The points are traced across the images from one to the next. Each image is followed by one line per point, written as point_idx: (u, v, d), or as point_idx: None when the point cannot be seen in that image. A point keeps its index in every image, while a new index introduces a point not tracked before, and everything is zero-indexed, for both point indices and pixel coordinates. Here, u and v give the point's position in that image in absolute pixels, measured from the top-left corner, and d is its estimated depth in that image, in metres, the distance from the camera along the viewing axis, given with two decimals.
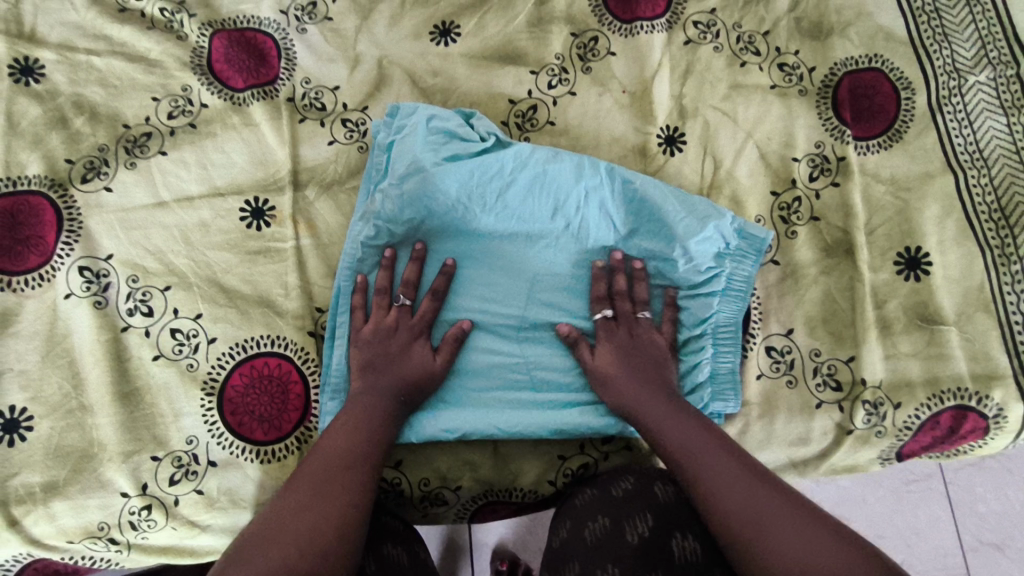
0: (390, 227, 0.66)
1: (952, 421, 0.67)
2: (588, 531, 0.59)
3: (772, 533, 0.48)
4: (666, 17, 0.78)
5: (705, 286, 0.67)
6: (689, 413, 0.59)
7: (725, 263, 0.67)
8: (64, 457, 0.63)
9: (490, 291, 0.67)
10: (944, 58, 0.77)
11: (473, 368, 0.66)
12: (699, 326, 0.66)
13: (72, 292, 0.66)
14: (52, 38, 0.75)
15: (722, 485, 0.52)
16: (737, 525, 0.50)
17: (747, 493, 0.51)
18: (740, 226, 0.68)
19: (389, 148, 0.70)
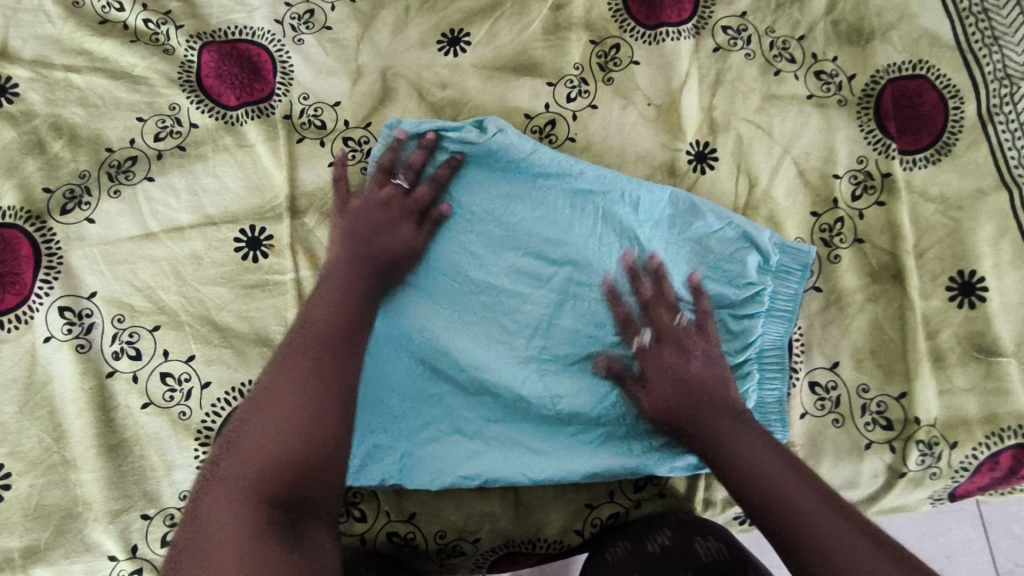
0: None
1: (1013, 461, 0.62)
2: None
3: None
4: (693, 22, 0.72)
5: (746, 306, 0.62)
6: (768, 441, 0.53)
7: (768, 280, 0.62)
8: (46, 518, 0.57)
9: (507, 313, 0.62)
10: (994, 63, 0.71)
11: (494, 400, 0.61)
12: (742, 351, 0.61)
13: (52, 334, 0.61)
14: (26, 54, 0.69)
15: (816, 527, 0.46)
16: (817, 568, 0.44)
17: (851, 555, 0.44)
18: (780, 241, 0.63)
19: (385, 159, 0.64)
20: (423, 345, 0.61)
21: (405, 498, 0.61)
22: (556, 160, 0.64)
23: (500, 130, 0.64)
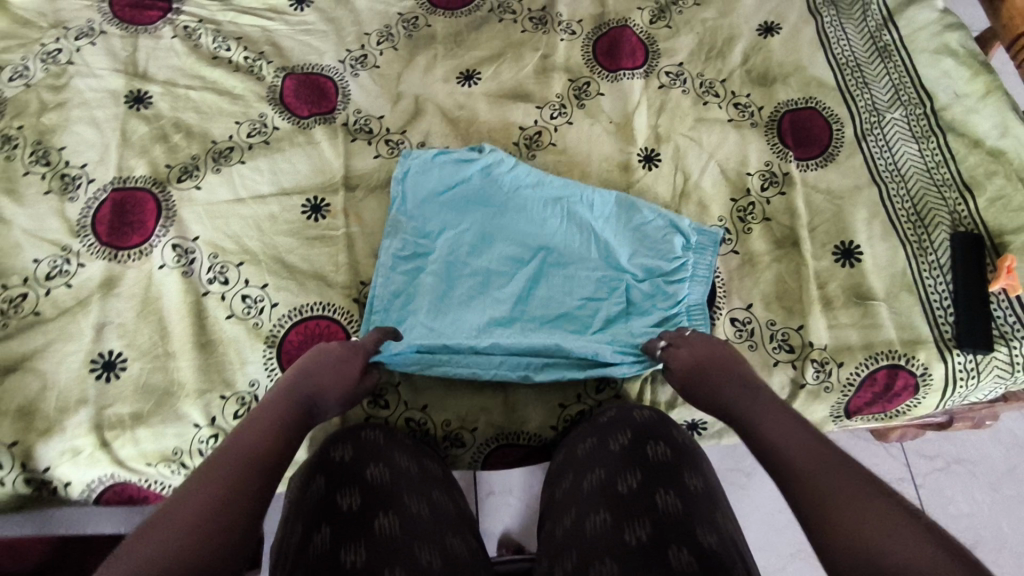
0: (415, 243, 0.85)
1: (887, 378, 0.80)
2: (579, 448, 0.71)
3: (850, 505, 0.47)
4: (643, 68, 0.99)
5: (675, 274, 0.83)
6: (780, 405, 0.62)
7: (688, 254, 0.84)
8: (150, 393, 0.75)
9: (495, 290, 0.83)
10: (866, 100, 0.97)
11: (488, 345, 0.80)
12: (673, 306, 0.82)
13: (165, 263, 0.82)
14: (159, 77, 0.95)
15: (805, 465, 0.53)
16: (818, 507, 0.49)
17: (845, 477, 0.50)
18: (698, 226, 0.85)
19: (404, 180, 0.88)
20: (432, 306, 0.82)
21: (420, 394, 0.80)
22: (528, 176, 0.88)
23: (492, 150, 0.89)
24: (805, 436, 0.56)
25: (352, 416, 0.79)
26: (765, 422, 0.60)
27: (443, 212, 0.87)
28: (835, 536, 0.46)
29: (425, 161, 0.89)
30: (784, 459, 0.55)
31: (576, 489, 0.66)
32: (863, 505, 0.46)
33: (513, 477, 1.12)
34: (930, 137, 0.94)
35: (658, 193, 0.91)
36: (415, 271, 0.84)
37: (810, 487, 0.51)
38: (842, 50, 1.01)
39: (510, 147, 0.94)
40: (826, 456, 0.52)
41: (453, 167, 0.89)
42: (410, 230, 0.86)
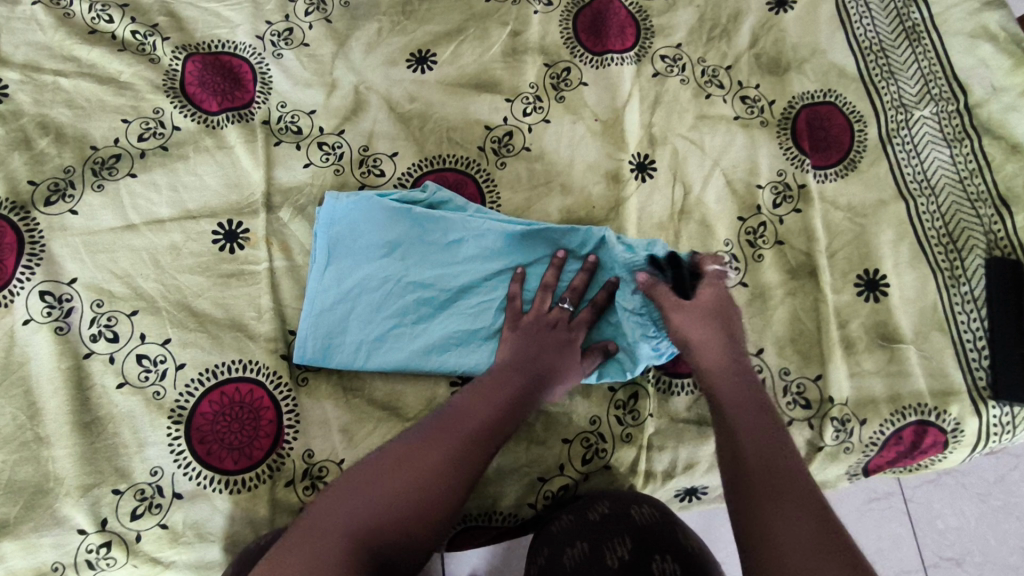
0: (364, 308, 0.68)
1: (914, 436, 0.70)
2: (566, 556, 0.58)
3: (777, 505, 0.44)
4: (634, 51, 0.82)
5: None
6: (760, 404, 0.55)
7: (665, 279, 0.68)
8: (17, 493, 0.59)
9: (469, 335, 0.68)
10: (891, 93, 0.82)
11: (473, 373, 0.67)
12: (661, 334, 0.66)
13: (31, 317, 0.64)
14: (17, 58, 0.73)
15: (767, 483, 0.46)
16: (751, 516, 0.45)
17: (787, 492, 0.45)
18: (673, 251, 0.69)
19: (334, 240, 0.69)
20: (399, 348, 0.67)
21: None
22: (476, 213, 0.71)
23: (437, 190, 0.72)
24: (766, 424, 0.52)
25: (284, 504, 0.64)
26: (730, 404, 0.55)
27: (391, 267, 0.69)
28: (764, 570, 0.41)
29: (357, 211, 0.69)
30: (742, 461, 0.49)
31: None
32: (788, 508, 0.44)
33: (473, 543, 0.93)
34: (964, 140, 0.79)
35: (654, 212, 0.76)
36: (371, 337, 0.67)
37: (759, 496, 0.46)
38: (864, 31, 0.85)
39: (475, 152, 0.76)
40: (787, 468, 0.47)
41: (381, 214, 0.69)
42: (348, 314, 0.68)
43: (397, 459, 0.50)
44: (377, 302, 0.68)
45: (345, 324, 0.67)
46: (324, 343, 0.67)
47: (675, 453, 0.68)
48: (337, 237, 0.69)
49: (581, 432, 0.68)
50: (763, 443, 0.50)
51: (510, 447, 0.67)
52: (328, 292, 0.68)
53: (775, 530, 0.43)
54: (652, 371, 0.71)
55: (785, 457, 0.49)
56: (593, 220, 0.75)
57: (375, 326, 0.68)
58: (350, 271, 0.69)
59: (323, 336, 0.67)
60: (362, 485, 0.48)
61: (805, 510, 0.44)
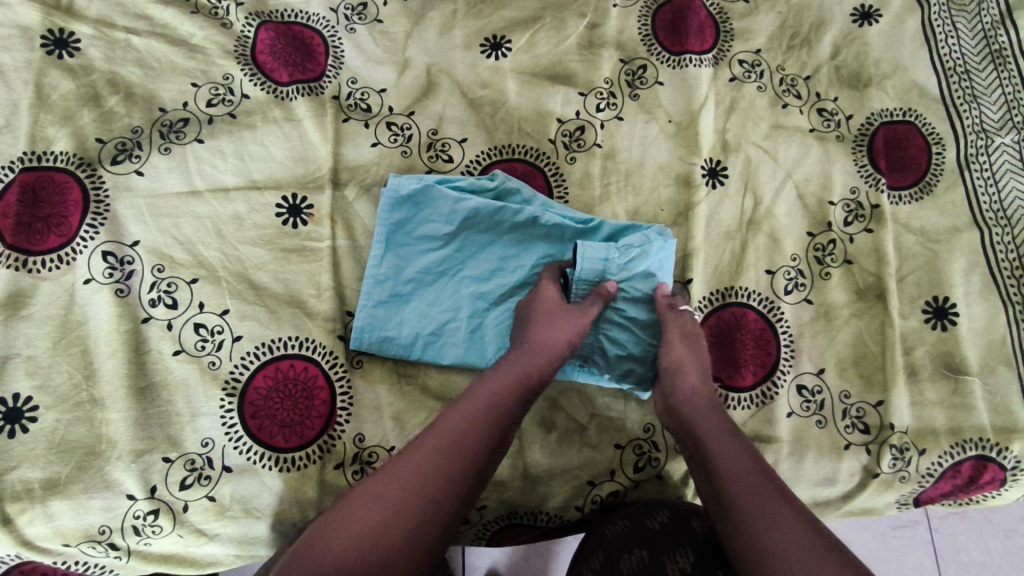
0: (421, 305, 0.67)
1: (972, 470, 0.68)
2: (625, 564, 0.60)
3: (787, 561, 0.43)
4: (713, 53, 0.80)
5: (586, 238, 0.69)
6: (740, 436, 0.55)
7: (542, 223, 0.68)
8: (69, 453, 0.59)
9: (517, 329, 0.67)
10: (973, 118, 0.80)
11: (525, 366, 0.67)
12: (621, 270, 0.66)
13: (92, 277, 0.63)
14: (89, 12, 0.71)
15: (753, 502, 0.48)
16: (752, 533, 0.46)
17: (773, 519, 0.47)
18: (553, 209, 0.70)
19: (394, 228, 0.68)
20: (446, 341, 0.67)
21: None
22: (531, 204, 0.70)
23: (507, 180, 0.70)
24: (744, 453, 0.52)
25: (333, 487, 0.63)
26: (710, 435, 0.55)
27: (447, 262, 0.68)
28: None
29: (416, 200, 0.67)
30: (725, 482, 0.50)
31: None
32: (793, 548, 0.44)
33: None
34: None
35: (723, 220, 0.74)
36: (429, 332, 0.66)
37: (756, 526, 0.47)
38: (949, 51, 0.82)
39: (546, 145, 0.74)
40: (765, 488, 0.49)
41: (442, 205, 0.67)
42: (405, 305, 0.67)
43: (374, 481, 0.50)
44: (433, 296, 0.67)
45: (402, 318, 0.66)
46: (381, 336, 0.66)
47: None
48: (395, 225, 0.68)
49: (635, 439, 0.67)
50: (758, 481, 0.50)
51: (562, 448, 0.66)
52: (385, 282, 0.67)
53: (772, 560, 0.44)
54: None
55: (762, 477, 0.50)
56: (659, 223, 0.73)
57: (432, 322, 0.67)
58: (409, 261, 0.68)
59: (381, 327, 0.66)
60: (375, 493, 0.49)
61: (799, 532, 0.45)
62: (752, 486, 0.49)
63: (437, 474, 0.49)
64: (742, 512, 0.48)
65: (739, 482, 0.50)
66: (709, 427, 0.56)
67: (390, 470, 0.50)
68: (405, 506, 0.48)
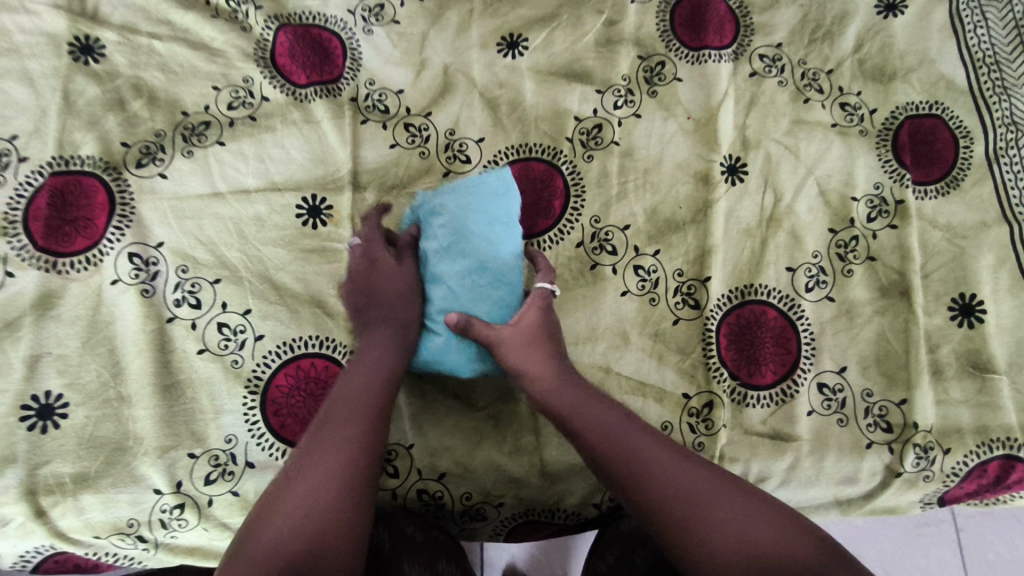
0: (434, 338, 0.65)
1: (999, 470, 0.67)
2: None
3: (728, 532, 0.45)
4: (733, 48, 0.79)
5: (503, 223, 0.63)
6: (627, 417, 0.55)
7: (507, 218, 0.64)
8: (98, 449, 0.60)
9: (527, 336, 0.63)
10: (1002, 110, 0.78)
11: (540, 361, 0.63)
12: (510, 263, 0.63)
13: (119, 278, 0.64)
14: (114, 18, 0.72)
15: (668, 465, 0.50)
16: (681, 500, 0.48)
17: (690, 488, 0.48)
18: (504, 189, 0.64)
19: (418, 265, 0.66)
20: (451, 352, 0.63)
21: (437, 459, 0.64)
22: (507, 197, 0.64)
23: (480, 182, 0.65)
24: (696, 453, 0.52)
25: None
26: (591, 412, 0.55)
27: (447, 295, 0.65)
28: (722, 546, 0.44)
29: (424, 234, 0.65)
30: (650, 461, 0.51)
31: None
32: (725, 508, 0.47)
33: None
34: None
35: (742, 217, 0.73)
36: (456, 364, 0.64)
37: (681, 497, 0.48)
38: (978, 42, 0.80)
39: (563, 143, 0.74)
40: (678, 455, 0.51)
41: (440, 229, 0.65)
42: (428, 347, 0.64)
43: (292, 469, 0.50)
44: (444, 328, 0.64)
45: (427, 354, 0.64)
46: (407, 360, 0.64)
47: (747, 467, 0.66)
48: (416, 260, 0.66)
49: (652, 437, 0.66)
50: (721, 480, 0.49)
51: None
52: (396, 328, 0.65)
53: (711, 528, 0.45)
54: (728, 382, 0.68)
55: (664, 449, 0.52)
56: (677, 221, 0.73)
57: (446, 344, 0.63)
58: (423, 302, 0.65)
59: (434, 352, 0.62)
60: (301, 476, 0.49)
61: (723, 496, 0.48)
62: (664, 456, 0.51)
63: (348, 448, 0.51)
64: (656, 487, 0.49)
65: (646, 453, 0.51)
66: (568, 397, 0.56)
67: (303, 456, 0.50)
68: (334, 478, 0.49)
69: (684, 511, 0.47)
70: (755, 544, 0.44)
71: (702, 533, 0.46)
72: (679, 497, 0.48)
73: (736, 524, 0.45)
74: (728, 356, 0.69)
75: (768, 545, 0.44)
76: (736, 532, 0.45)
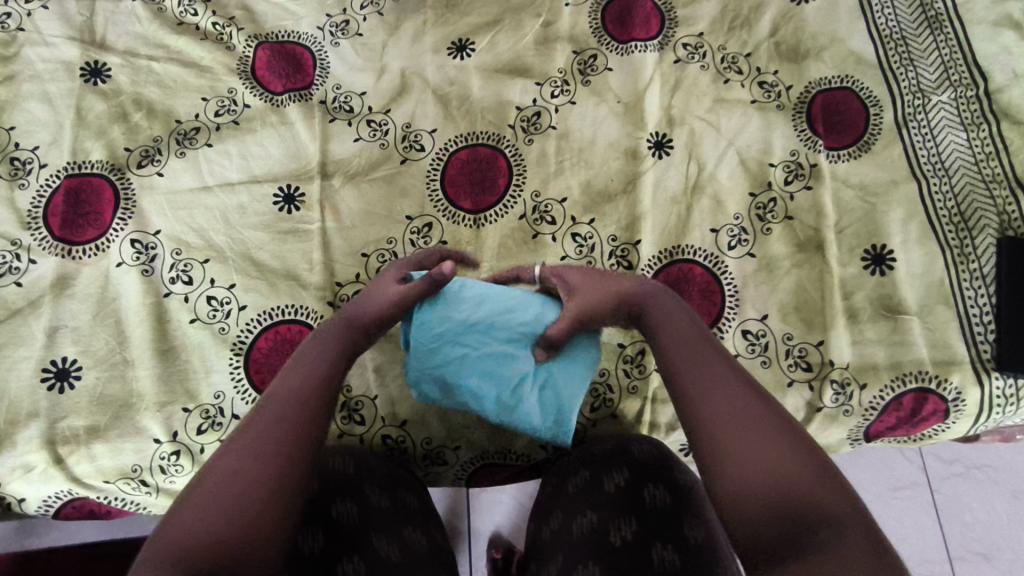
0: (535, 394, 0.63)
1: (914, 403, 0.72)
2: (606, 484, 0.63)
3: (750, 459, 0.44)
4: (658, 39, 0.88)
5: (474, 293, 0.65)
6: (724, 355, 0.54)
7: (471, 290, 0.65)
8: (106, 405, 0.70)
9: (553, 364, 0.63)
10: (909, 79, 0.84)
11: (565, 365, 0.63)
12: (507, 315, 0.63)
13: (123, 261, 0.75)
14: (118, 46, 0.85)
15: (701, 389, 0.51)
16: (702, 427, 0.48)
17: (712, 415, 0.48)
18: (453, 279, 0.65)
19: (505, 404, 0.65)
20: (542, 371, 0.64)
21: (398, 407, 0.73)
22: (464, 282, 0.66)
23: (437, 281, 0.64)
24: (730, 383, 0.50)
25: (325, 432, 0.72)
26: (686, 343, 0.56)
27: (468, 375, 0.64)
28: (736, 479, 0.44)
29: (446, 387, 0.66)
30: (689, 398, 0.51)
31: (564, 534, 0.61)
32: (749, 439, 0.45)
33: (499, 504, 1.01)
34: (983, 124, 0.80)
35: (669, 186, 0.81)
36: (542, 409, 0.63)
37: (700, 426, 0.48)
38: (885, 21, 0.87)
39: (506, 130, 0.84)
40: (701, 379, 0.51)
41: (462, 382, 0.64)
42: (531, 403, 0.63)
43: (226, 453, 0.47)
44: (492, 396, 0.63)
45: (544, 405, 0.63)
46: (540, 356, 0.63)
47: None
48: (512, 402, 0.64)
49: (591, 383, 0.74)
50: (725, 393, 0.49)
51: None
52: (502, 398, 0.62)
53: (730, 457, 0.45)
54: None
55: (719, 371, 0.52)
56: (610, 192, 0.81)
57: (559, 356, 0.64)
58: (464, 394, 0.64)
59: (494, 403, 0.63)
60: (234, 463, 0.46)
61: (754, 417, 0.47)
62: (697, 378, 0.52)
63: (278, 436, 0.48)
64: (701, 413, 0.49)
65: (690, 378, 0.52)
66: (678, 337, 0.56)
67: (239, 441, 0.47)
68: (262, 464, 0.45)
69: (708, 440, 0.47)
70: (774, 472, 0.43)
71: (717, 454, 0.46)
72: (705, 423, 0.48)
73: (752, 452, 0.45)
74: None
75: (787, 471, 0.43)
76: (764, 463, 0.44)
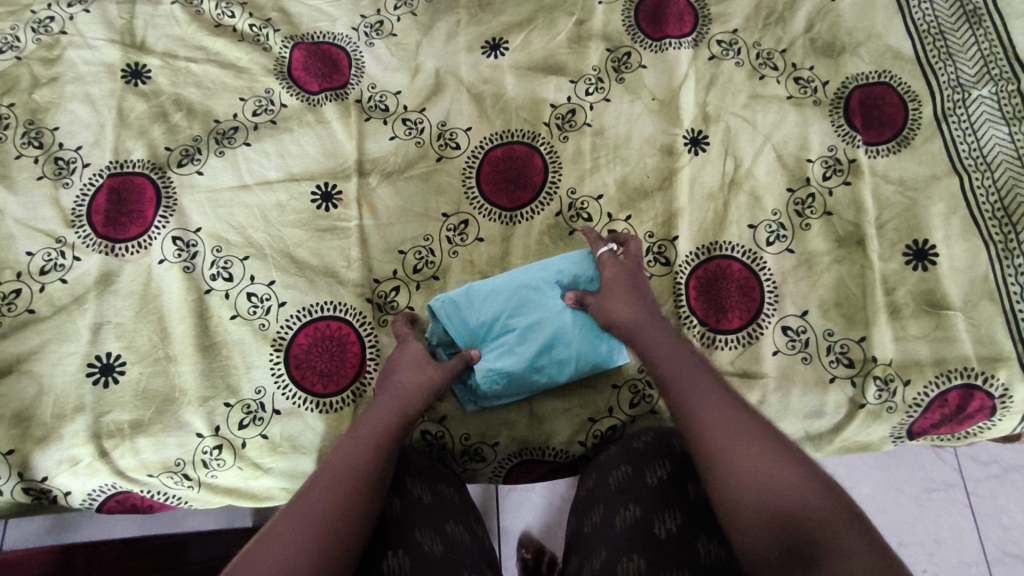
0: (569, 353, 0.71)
1: (960, 399, 0.71)
2: (649, 477, 0.62)
3: (746, 465, 0.48)
4: (692, 36, 0.87)
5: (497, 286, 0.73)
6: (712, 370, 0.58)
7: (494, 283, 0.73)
8: (150, 399, 0.71)
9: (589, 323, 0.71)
10: (948, 74, 0.83)
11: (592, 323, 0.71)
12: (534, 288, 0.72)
13: (165, 258, 0.76)
14: (158, 48, 0.86)
15: (698, 404, 0.54)
16: (701, 436, 0.52)
17: (710, 428, 0.52)
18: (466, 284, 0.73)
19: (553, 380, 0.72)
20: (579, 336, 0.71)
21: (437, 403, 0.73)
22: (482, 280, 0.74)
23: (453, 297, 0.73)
24: (720, 398, 0.54)
25: None
26: (681, 360, 0.59)
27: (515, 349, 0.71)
28: (729, 483, 0.48)
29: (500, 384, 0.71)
30: (689, 410, 0.54)
31: (607, 528, 0.60)
32: (743, 445, 0.49)
33: (529, 503, 1.00)
34: None
35: (706, 182, 0.81)
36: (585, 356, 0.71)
37: (700, 440, 0.52)
38: (923, 16, 0.86)
39: (541, 128, 0.84)
40: (695, 394, 0.55)
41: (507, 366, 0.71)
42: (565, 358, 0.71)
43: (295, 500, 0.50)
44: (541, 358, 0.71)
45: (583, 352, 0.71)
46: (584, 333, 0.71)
47: None
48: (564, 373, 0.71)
49: (630, 379, 0.74)
50: (725, 412, 0.52)
51: (565, 389, 0.74)
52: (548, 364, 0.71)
53: (728, 467, 0.49)
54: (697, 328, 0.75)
55: (708, 386, 0.56)
56: (646, 189, 0.81)
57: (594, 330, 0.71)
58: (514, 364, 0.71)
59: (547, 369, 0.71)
60: (300, 507, 0.49)
61: (745, 428, 0.51)
62: (692, 392, 0.55)
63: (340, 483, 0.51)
64: (698, 429, 0.52)
65: (686, 391, 0.56)
66: (670, 356, 0.60)
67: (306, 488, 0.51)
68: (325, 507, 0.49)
69: (708, 451, 0.50)
70: (772, 481, 0.46)
71: (716, 461, 0.50)
72: (702, 435, 0.52)
73: (744, 460, 0.48)
74: (697, 306, 0.76)
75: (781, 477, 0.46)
76: (760, 470, 0.47)
